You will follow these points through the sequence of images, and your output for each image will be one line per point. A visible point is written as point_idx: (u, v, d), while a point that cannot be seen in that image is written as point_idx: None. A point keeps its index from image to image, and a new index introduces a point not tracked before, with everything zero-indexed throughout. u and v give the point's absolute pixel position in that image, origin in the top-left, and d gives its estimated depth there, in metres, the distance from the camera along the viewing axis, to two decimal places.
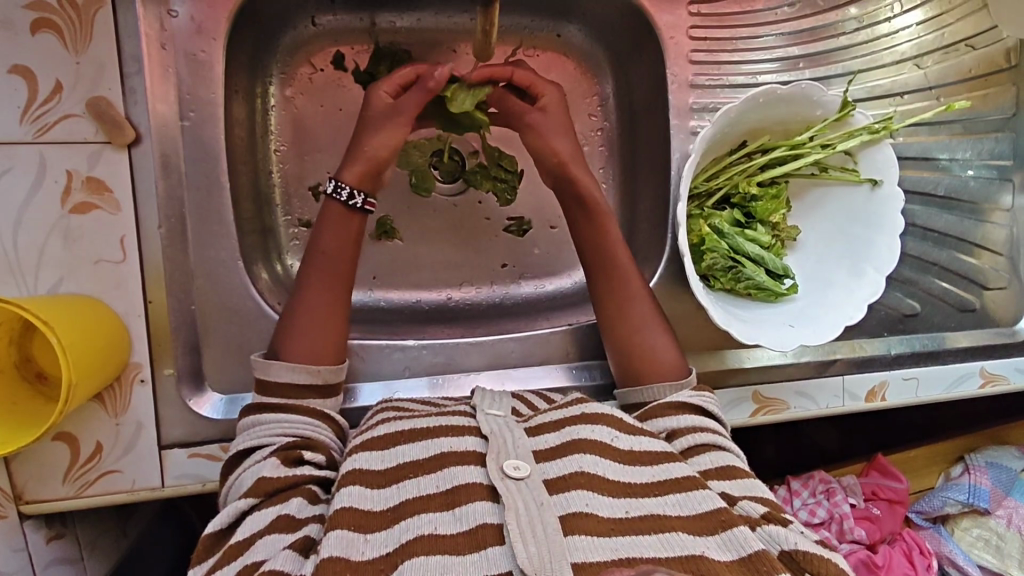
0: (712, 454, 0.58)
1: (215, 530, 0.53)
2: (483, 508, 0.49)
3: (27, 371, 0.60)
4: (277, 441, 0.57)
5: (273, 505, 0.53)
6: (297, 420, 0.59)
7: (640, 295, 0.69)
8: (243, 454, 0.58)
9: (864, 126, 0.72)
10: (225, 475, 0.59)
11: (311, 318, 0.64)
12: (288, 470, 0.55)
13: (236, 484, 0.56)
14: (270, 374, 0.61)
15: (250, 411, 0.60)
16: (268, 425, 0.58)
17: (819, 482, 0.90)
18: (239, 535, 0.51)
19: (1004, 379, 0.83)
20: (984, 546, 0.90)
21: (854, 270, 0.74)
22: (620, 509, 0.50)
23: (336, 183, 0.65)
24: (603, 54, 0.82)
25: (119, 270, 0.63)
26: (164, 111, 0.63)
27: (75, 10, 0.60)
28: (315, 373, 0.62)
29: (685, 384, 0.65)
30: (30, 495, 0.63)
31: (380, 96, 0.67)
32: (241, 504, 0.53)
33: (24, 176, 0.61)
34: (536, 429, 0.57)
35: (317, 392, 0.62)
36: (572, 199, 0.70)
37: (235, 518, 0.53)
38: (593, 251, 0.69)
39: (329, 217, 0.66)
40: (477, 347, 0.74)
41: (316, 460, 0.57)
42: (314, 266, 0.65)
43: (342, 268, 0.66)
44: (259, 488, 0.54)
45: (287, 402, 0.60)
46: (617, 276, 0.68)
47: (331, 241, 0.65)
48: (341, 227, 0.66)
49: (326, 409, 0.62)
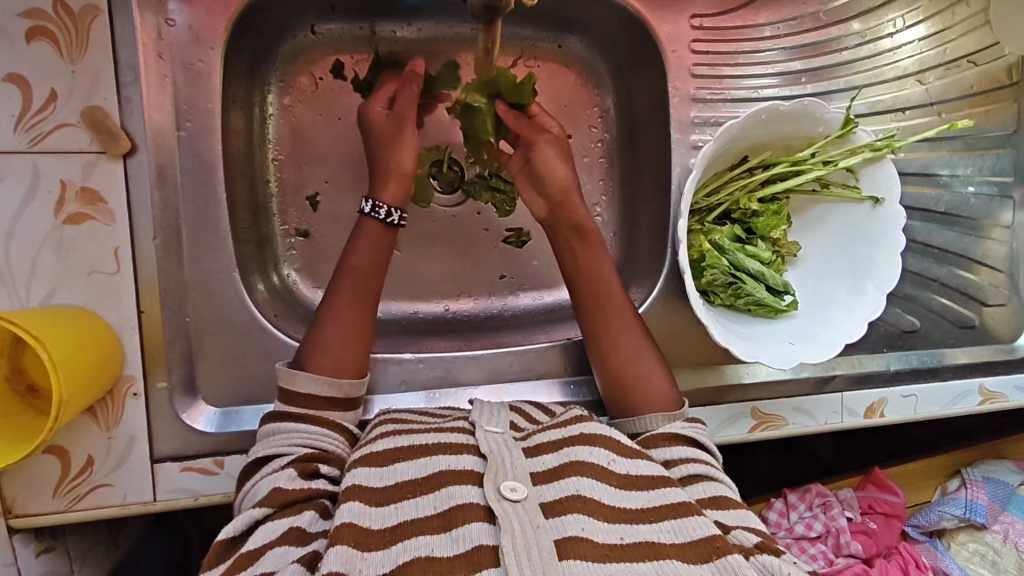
0: (704, 486, 0.57)
1: (226, 538, 0.52)
2: (478, 530, 0.48)
3: (19, 385, 0.59)
4: (298, 451, 0.57)
5: (286, 516, 0.52)
6: (320, 432, 0.59)
7: (631, 331, 0.68)
8: (260, 462, 0.58)
9: (866, 143, 0.72)
10: (241, 483, 0.58)
11: (334, 333, 0.63)
12: (303, 482, 0.54)
13: (252, 492, 0.56)
14: (295, 383, 0.60)
15: (273, 419, 0.59)
16: (292, 435, 0.58)
17: (816, 496, 0.89)
18: (250, 544, 0.50)
19: (1003, 397, 0.82)
20: (980, 561, 0.90)
21: (854, 288, 0.73)
22: (615, 535, 0.50)
23: (373, 202, 0.67)
24: (605, 66, 0.81)
25: (112, 282, 0.62)
26: (160, 120, 0.63)
27: (72, 18, 0.59)
28: (338, 386, 0.61)
29: (678, 415, 0.64)
30: (20, 509, 0.62)
31: (376, 112, 0.69)
32: (255, 513, 0.52)
33: (16, 186, 0.60)
34: (535, 449, 0.57)
35: (337, 404, 0.61)
36: (568, 229, 0.70)
37: (248, 526, 0.52)
38: (586, 284, 0.69)
39: (365, 233, 0.66)
40: (475, 361, 0.73)
41: (332, 474, 0.57)
42: (346, 278, 0.65)
43: (374, 278, 0.66)
44: (273, 499, 0.53)
45: (311, 414, 0.59)
46: (607, 308, 0.68)
47: (361, 253, 0.66)
48: (371, 238, 0.66)
49: (344, 422, 0.61)
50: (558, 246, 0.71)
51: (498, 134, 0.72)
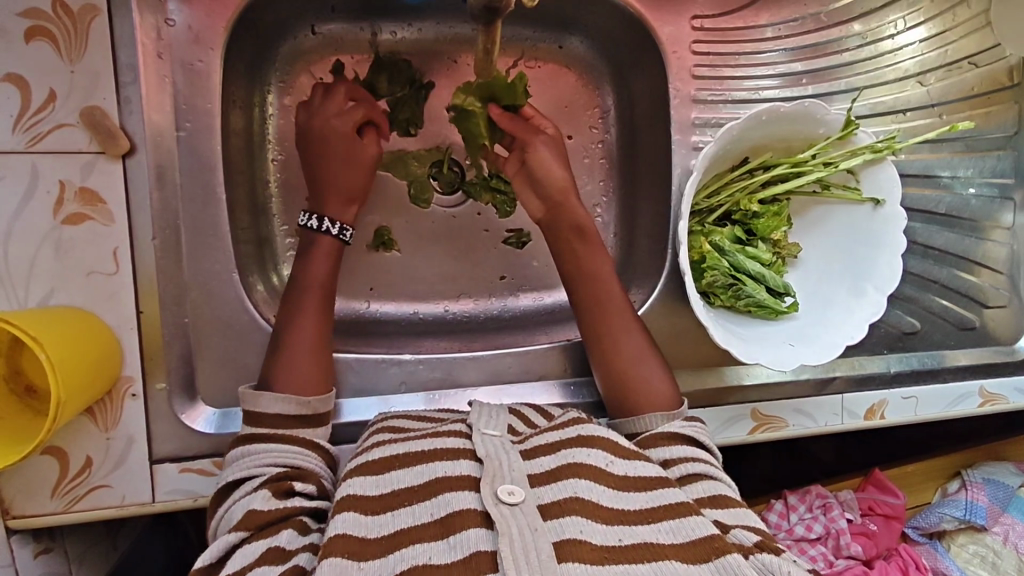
0: (704, 485, 0.57)
1: (205, 564, 0.52)
2: (475, 536, 0.48)
3: (17, 385, 0.58)
4: (267, 472, 0.56)
5: (262, 538, 0.52)
6: (288, 450, 0.58)
7: (631, 332, 0.68)
8: (233, 486, 0.57)
9: (867, 145, 0.72)
10: (212, 506, 0.57)
11: (301, 350, 0.63)
12: (278, 501, 0.54)
13: (226, 517, 0.55)
14: (259, 405, 0.60)
15: (241, 441, 0.58)
16: (260, 456, 0.57)
17: (816, 497, 0.89)
18: (228, 569, 0.50)
19: (1003, 399, 0.82)
20: (980, 563, 0.90)
21: (854, 289, 0.73)
22: (614, 536, 0.50)
23: (340, 226, 0.69)
24: (606, 67, 0.81)
25: (111, 282, 0.62)
26: (159, 120, 0.62)
27: (70, 18, 0.59)
28: (305, 404, 0.61)
29: (677, 414, 0.64)
30: (18, 510, 0.62)
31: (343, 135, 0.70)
32: (231, 537, 0.52)
33: (15, 186, 0.60)
34: (532, 451, 0.57)
35: (307, 422, 0.61)
36: (569, 229, 0.70)
37: (225, 551, 0.52)
38: (584, 286, 0.69)
39: (321, 251, 0.68)
40: (475, 362, 0.73)
41: (307, 490, 0.57)
42: (309, 292, 0.66)
43: (325, 292, 0.67)
44: (249, 521, 0.52)
45: (278, 434, 0.59)
46: (604, 311, 0.68)
47: (318, 266, 0.67)
48: (322, 254, 0.68)
49: (316, 439, 0.61)
50: (557, 248, 0.71)
51: (493, 137, 0.71)
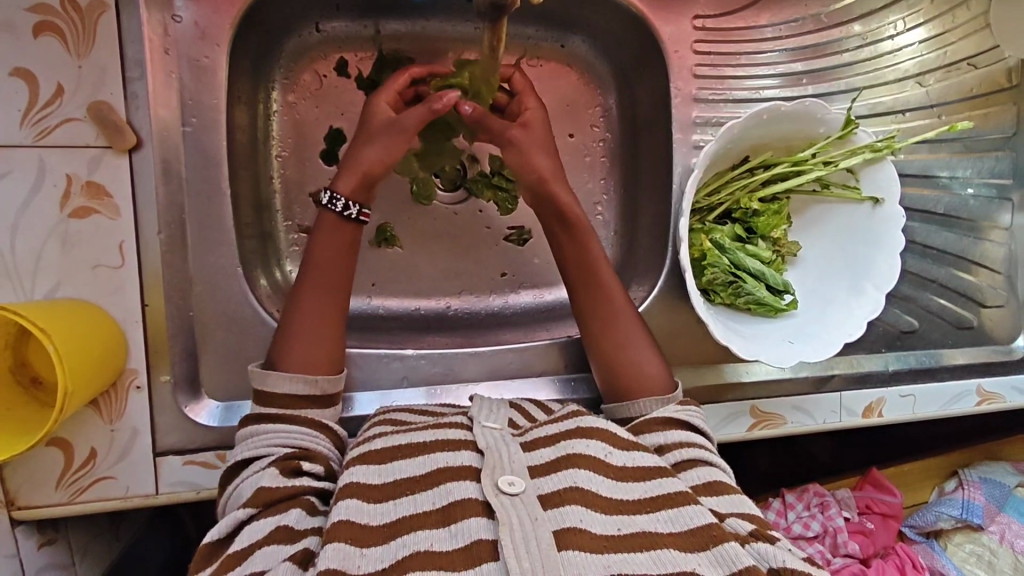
0: (700, 471, 0.58)
1: (213, 540, 0.53)
2: (476, 525, 0.49)
3: (23, 377, 0.59)
4: (277, 452, 0.57)
5: (270, 515, 0.52)
6: (297, 431, 0.58)
7: (626, 317, 0.68)
8: (243, 464, 0.58)
9: (866, 144, 0.72)
10: (224, 486, 0.58)
11: (310, 328, 0.63)
12: (286, 480, 0.54)
13: (236, 494, 0.56)
14: (268, 384, 0.60)
15: (250, 422, 0.59)
16: (269, 435, 0.58)
17: (814, 495, 0.90)
18: (237, 544, 0.51)
19: (1000, 397, 0.83)
20: (976, 561, 0.90)
21: (852, 287, 0.74)
22: (612, 526, 0.50)
23: (331, 193, 0.65)
24: (607, 66, 0.82)
25: (117, 276, 0.63)
26: (166, 116, 0.63)
27: (78, 13, 0.60)
28: (313, 384, 0.61)
29: (672, 398, 0.64)
30: (22, 501, 0.63)
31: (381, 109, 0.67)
32: (240, 514, 0.53)
33: (22, 180, 0.60)
34: (532, 444, 0.57)
35: (316, 402, 0.61)
36: (554, 219, 0.70)
37: (233, 528, 0.53)
38: (578, 271, 0.69)
39: (322, 230, 0.65)
40: (476, 358, 0.74)
41: (314, 471, 0.57)
42: (311, 265, 0.65)
43: (344, 261, 0.66)
44: (257, 499, 0.53)
45: (284, 413, 0.59)
46: (603, 291, 0.68)
47: (322, 245, 0.65)
48: (328, 234, 0.65)
49: (323, 419, 0.61)
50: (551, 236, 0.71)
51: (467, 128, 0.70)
